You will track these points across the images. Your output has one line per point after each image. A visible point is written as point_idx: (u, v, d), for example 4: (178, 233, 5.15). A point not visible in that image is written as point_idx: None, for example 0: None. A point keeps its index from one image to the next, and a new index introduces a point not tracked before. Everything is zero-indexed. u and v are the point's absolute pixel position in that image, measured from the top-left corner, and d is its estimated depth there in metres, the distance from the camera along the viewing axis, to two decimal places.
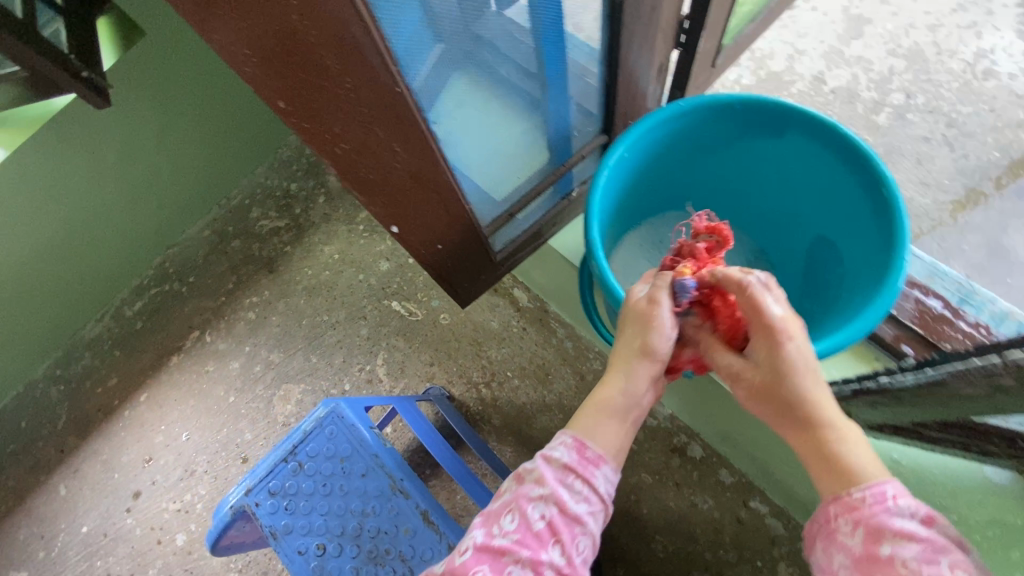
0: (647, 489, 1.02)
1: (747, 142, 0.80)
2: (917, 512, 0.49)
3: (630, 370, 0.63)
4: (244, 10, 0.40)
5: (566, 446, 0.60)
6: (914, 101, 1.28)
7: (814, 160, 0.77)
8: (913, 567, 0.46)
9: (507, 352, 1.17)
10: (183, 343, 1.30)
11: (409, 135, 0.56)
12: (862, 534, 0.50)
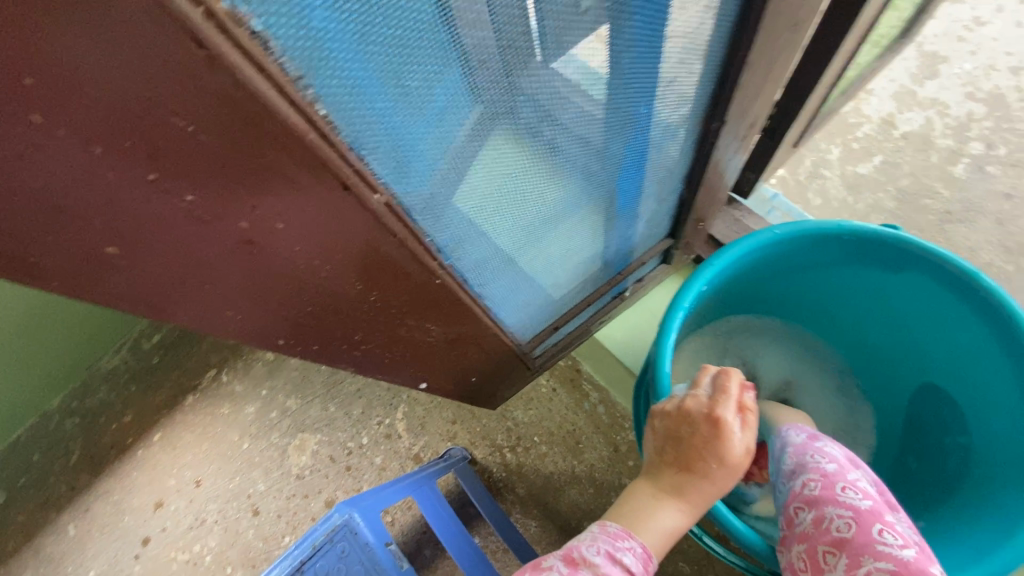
0: None
1: (857, 269, 0.78)
2: (804, 437, 0.66)
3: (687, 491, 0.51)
4: (238, 266, 0.35)
5: (635, 555, 0.48)
6: (997, 152, 1.15)
7: (939, 305, 0.73)
8: (787, 457, 0.64)
9: (535, 415, 1.09)
10: (199, 381, 1.26)
11: (439, 310, 0.51)
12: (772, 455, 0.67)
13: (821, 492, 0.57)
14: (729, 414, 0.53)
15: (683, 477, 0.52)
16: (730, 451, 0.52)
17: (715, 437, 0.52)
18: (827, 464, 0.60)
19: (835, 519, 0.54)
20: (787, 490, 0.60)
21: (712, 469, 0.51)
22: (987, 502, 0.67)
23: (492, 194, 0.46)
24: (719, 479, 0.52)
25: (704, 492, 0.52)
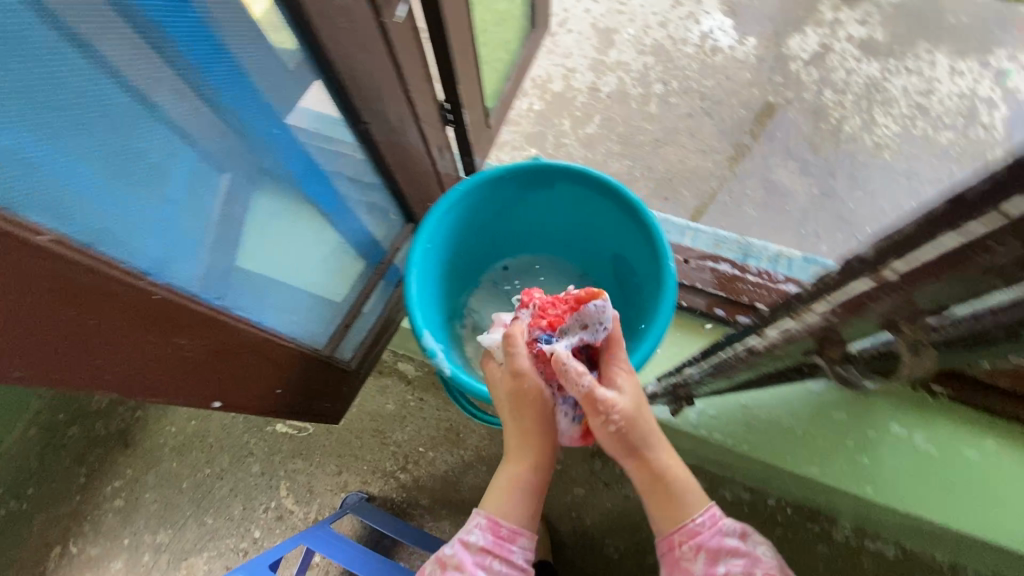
0: (583, 502, 1.08)
1: (528, 197, 0.92)
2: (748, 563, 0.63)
3: (525, 450, 0.70)
4: None
5: (481, 529, 0.68)
6: (672, 87, 1.51)
7: (584, 200, 0.91)
8: None
9: (412, 428, 1.15)
10: (43, 568, 1.10)
11: (179, 325, 0.58)
12: (703, 562, 0.63)
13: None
14: (518, 372, 0.69)
15: (517, 438, 0.70)
16: (532, 399, 0.69)
17: (516, 394, 0.70)
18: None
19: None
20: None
21: (530, 422, 0.69)
22: (648, 310, 0.83)
23: (178, 218, 0.56)
24: (539, 428, 0.70)
25: (539, 445, 0.70)
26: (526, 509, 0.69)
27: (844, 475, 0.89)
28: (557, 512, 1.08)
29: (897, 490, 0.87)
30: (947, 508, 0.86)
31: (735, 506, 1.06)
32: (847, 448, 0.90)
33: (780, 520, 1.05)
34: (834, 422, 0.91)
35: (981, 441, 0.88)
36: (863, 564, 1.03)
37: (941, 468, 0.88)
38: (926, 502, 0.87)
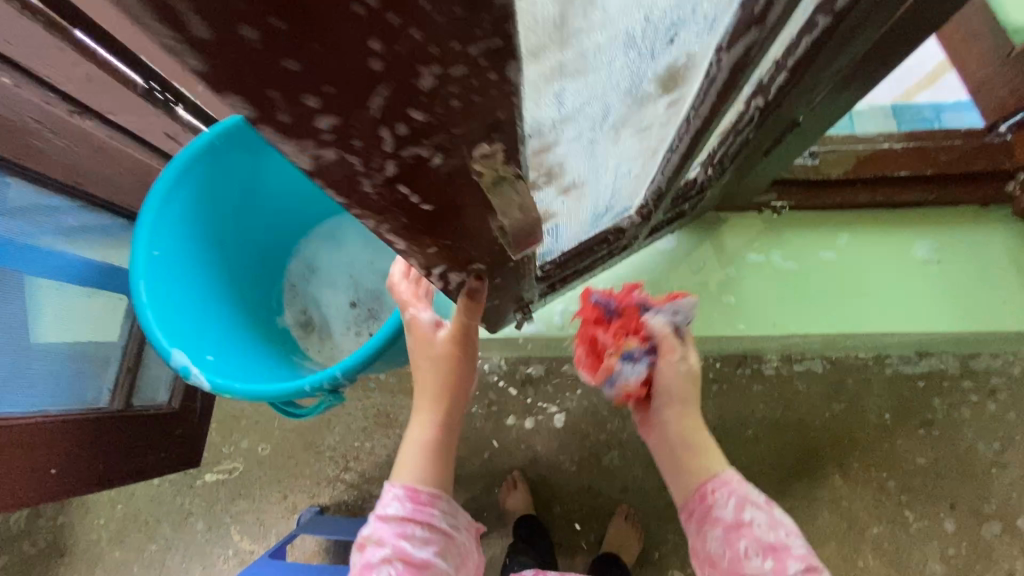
0: (529, 432, 1.08)
1: (269, 158, 0.83)
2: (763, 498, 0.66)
3: (452, 404, 0.67)
4: None
5: (399, 498, 0.63)
6: None
7: None
8: (763, 530, 0.62)
9: (340, 428, 1.11)
10: None
11: None
12: (731, 506, 0.64)
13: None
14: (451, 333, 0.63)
15: (447, 400, 0.66)
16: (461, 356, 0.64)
17: (444, 359, 0.64)
18: (804, 549, 0.62)
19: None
20: (768, 572, 0.60)
21: (452, 381, 0.65)
22: None
23: None
24: (464, 381, 0.66)
25: (450, 401, 0.66)
26: (449, 458, 0.67)
27: (723, 319, 0.92)
28: (506, 451, 1.08)
29: (764, 314, 0.92)
30: (816, 317, 0.91)
31: None
32: (718, 290, 0.94)
33: (713, 377, 1.07)
34: (693, 271, 0.95)
35: (827, 247, 0.94)
36: (799, 387, 1.06)
37: (804, 278, 0.93)
38: (800, 314, 0.91)
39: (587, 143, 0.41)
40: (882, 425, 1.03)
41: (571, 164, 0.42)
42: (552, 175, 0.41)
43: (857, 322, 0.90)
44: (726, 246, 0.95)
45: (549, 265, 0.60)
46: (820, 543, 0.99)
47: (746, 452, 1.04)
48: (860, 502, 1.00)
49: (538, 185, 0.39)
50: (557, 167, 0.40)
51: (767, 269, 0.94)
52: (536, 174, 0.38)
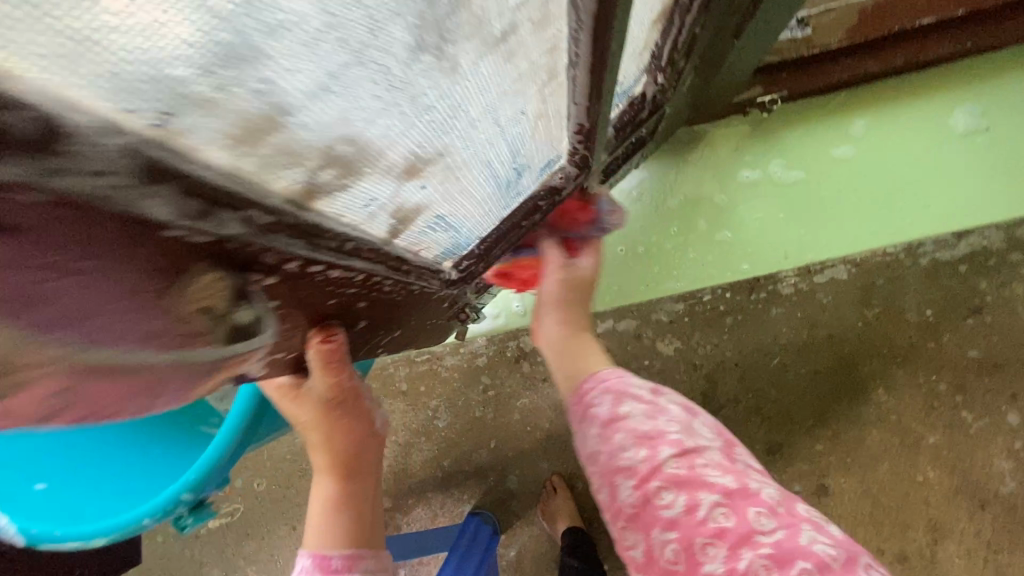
0: (533, 411, 0.98)
1: None
2: (648, 385, 0.53)
3: (353, 462, 0.51)
4: None
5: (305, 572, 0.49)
6: None
7: None
8: (641, 419, 0.51)
9: None
10: None
11: None
12: (609, 401, 0.53)
13: (735, 460, 0.50)
14: (315, 394, 0.47)
15: (345, 458, 0.51)
16: (343, 410, 0.49)
17: (321, 419, 0.49)
18: (683, 433, 0.50)
19: (709, 461, 0.48)
20: (643, 462, 0.49)
21: (347, 433, 0.50)
22: None
23: None
24: (361, 432, 0.51)
25: (352, 452, 0.51)
26: (372, 512, 0.53)
27: (708, 242, 0.93)
28: (513, 435, 0.98)
29: (752, 244, 0.93)
30: (808, 237, 0.92)
31: (676, 324, 0.95)
32: (701, 211, 0.93)
33: (724, 309, 0.95)
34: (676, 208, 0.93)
35: (821, 141, 0.91)
36: (823, 300, 0.93)
37: (803, 190, 0.91)
38: (795, 233, 0.92)
39: (433, 110, 0.27)
40: (924, 323, 0.91)
41: (419, 140, 0.29)
42: (384, 163, 0.28)
43: (856, 238, 0.91)
44: (713, 173, 0.92)
45: (460, 267, 0.48)
46: (872, 465, 0.90)
47: (774, 383, 0.93)
48: (911, 413, 0.90)
49: (344, 188, 0.27)
50: (387, 152, 0.28)
51: (761, 187, 0.92)
52: (334, 170, 0.26)
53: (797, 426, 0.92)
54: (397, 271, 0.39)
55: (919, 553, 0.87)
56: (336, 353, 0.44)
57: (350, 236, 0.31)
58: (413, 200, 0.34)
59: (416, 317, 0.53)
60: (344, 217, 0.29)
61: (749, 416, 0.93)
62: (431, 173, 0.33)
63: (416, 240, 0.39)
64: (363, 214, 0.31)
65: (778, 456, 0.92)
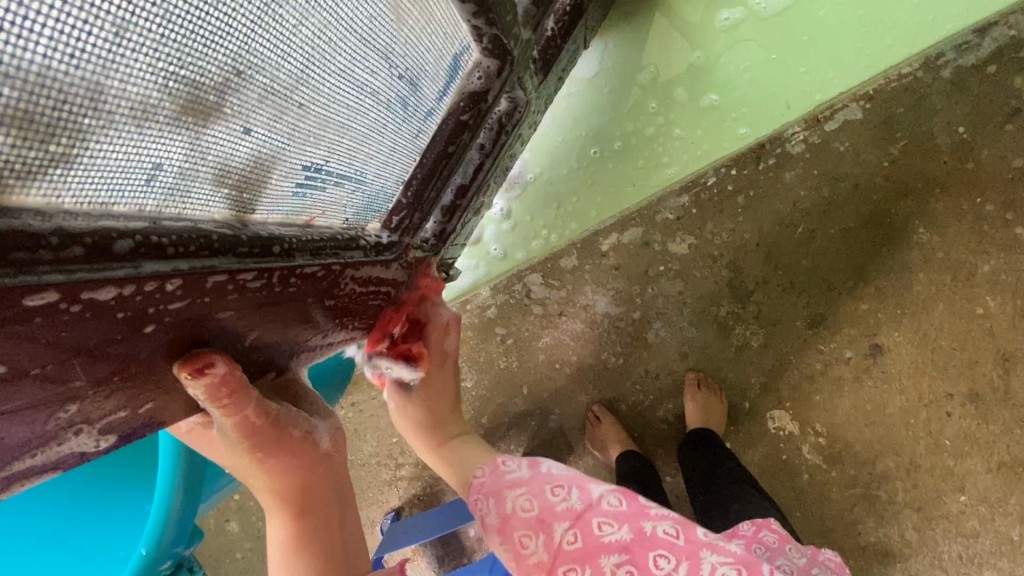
0: (557, 348, 0.93)
1: None
2: (524, 465, 0.54)
3: (299, 495, 0.43)
4: None
5: None
6: None
7: None
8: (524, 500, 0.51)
9: (371, 432, 1.01)
10: None
11: None
12: (491, 506, 0.52)
13: (628, 505, 0.49)
14: (225, 436, 0.39)
15: (290, 495, 0.43)
16: (269, 448, 0.40)
17: (244, 462, 0.40)
18: (569, 500, 0.49)
19: (601, 523, 0.48)
20: (539, 557, 0.48)
21: (281, 470, 0.41)
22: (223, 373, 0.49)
23: None
24: (299, 463, 0.42)
25: (294, 485, 0.43)
26: (338, 546, 0.45)
27: (693, 110, 0.84)
28: (544, 376, 0.95)
29: (747, 102, 0.82)
30: (810, 77, 0.81)
31: (684, 219, 0.87)
32: (674, 76, 0.82)
33: (733, 189, 0.86)
34: (644, 85, 0.83)
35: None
36: (840, 148, 0.83)
37: (792, 18, 0.78)
38: (795, 74, 0.81)
39: (133, 7, 0.20)
40: (959, 143, 0.81)
41: (148, 66, 0.22)
42: (109, 110, 0.21)
43: (860, 66, 0.81)
44: (675, 32, 0.81)
45: (390, 224, 0.48)
46: (928, 310, 0.83)
47: (805, 253, 0.85)
48: (960, 245, 0.82)
49: (62, 160, 0.21)
50: (97, 90, 0.21)
51: (743, 28, 0.79)
52: (18, 137, 0.19)
53: (836, 291, 0.85)
54: (268, 256, 0.32)
55: (994, 387, 0.81)
56: (214, 390, 0.33)
57: (132, 224, 0.25)
58: (236, 154, 0.28)
59: (355, 294, 0.45)
60: (101, 199, 0.23)
61: (784, 294, 0.86)
62: (238, 107, 0.27)
63: (288, 206, 0.35)
64: (137, 187, 0.25)
65: (823, 327, 0.85)
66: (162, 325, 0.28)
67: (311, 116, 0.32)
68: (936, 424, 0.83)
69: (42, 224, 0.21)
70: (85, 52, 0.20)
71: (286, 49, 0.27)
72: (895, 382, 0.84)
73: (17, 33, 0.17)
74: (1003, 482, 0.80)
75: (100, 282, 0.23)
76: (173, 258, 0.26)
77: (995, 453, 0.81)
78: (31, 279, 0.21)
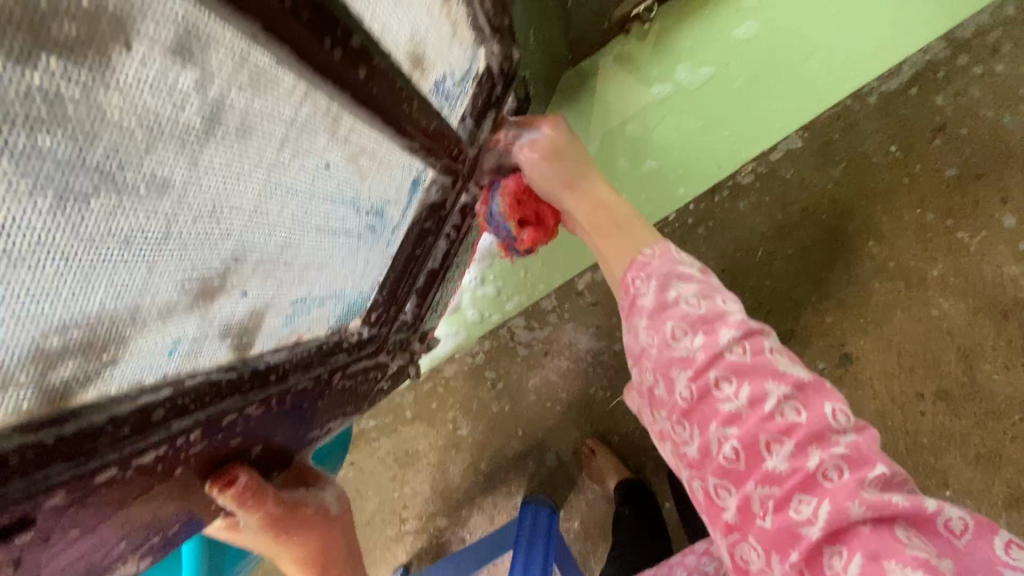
0: (547, 387, 0.97)
1: None
2: (696, 267, 0.50)
3: (320, 562, 0.49)
4: None
5: None
6: None
7: None
8: (693, 304, 0.47)
9: (372, 489, 1.02)
10: None
11: None
12: (654, 289, 0.49)
13: (794, 355, 0.46)
14: (253, 530, 0.42)
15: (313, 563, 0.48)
16: (293, 529, 0.45)
17: (269, 544, 0.44)
18: (742, 316, 0.46)
19: (773, 350, 0.45)
20: (699, 351, 0.44)
21: (303, 542, 0.46)
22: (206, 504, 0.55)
23: None
24: (318, 533, 0.48)
25: (317, 551, 0.48)
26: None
27: (635, 177, 0.85)
28: (537, 416, 0.97)
29: (682, 166, 0.86)
30: (739, 140, 0.86)
31: None
32: (614, 148, 0.81)
33: (694, 222, 0.92)
34: (585, 160, 0.82)
35: (712, 24, 0.74)
36: (787, 175, 0.89)
37: (722, 80, 0.78)
38: (724, 139, 0.84)
39: (160, 248, 0.24)
40: (893, 160, 0.88)
41: (174, 279, 0.25)
42: (142, 319, 0.25)
43: (779, 126, 0.86)
44: (621, 85, 0.75)
45: (369, 320, 0.50)
46: (887, 316, 0.88)
47: (768, 275, 0.90)
48: (908, 253, 0.87)
49: (107, 365, 0.24)
50: (134, 311, 0.24)
51: (678, 99, 0.78)
52: (76, 360, 0.23)
53: (802, 307, 0.90)
54: (269, 384, 0.36)
55: (960, 384, 0.86)
56: (249, 494, 0.38)
57: (161, 394, 0.28)
58: (238, 313, 0.31)
59: (339, 394, 0.48)
60: (137, 379, 0.27)
61: (754, 315, 0.91)
62: (240, 280, 0.30)
63: (281, 334, 0.37)
64: (163, 363, 0.28)
65: (794, 342, 0.90)
66: (188, 464, 0.33)
67: (298, 262, 0.35)
68: (913, 424, 0.86)
69: (101, 416, 0.25)
70: (127, 287, 0.23)
71: (278, 224, 0.31)
72: (868, 388, 0.88)
73: (75, 292, 0.21)
74: (982, 473, 0.84)
75: (142, 448, 0.28)
76: (194, 411, 0.31)
77: (971, 446, 0.85)
78: (90, 462, 0.26)
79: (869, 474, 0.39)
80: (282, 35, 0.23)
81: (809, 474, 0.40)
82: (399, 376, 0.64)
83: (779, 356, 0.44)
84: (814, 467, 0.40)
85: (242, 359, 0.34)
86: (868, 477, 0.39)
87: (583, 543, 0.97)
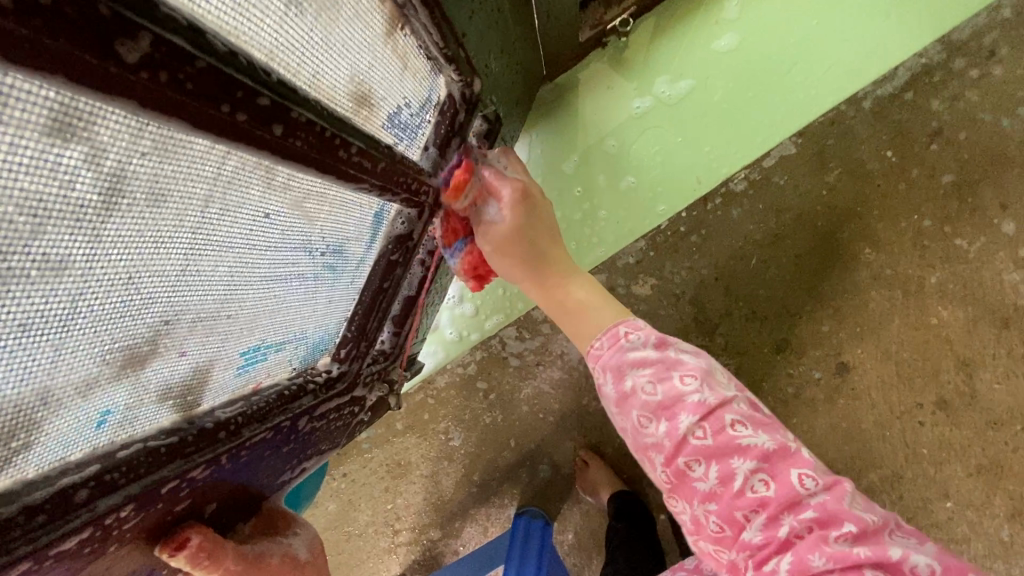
0: (539, 398, 0.96)
1: None
2: (652, 341, 0.51)
3: None
4: None
5: None
6: None
7: None
8: (649, 389, 0.48)
9: (365, 500, 1.01)
10: None
11: None
12: (611, 378, 0.50)
13: (756, 415, 0.48)
14: None
15: None
16: None
17: None
18: (700, 391, 0.47)
19: (734, 424, 0.46)
20: (665, 438, 0.47)
21: None
22: None
23: None
24: None
25: None
26: None
27: (614, 195, 0.89)
28: (529, 428, 0.96)
29: (659, 182, 0.88)
30: (718, 155, 0.87)
31: (644, 262, 0.91)
32: (593, 164, 0.88)
33: (686, 230, 0.90)
34: (568, 174, 0.88)
35: (683, 51, 0.85)
36: (781, 182, 0.88)
37: (694, 101, 0.86)
38: (700, 154, 0.87)
39: (65, 331, 0.25)
40: (889, 166, 0.86)
41: (88, 355, 0.27)
42: (58, 398, 0.27)
43: (760, 141, 0.87)
44: (596, 120, 0.87)
45: (339, 356, 0.53)
46: (885, 325, 0.86)
47: (762, 283, 0.89)
48: (905, 260, 0.86)
49: (25, 445, 0.27)
50: (45, 391, 0.26)
51: (650, 119, 0.86)
52: None
53: (796, 316, 0.88)
54: (218, 440, 0.38)
55: (959, 393, 0.84)
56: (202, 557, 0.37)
57: (86, 471, 0.30)
58: (174, 373, 0.33)
59: (308, 433, 0.50)
60: (60, 456, 0.29)
61: (748, 324, 0.89)
62: (170, 342, 0.32)
63: (230, 386, 0.40)
64: (89, 435, 0.30)
65: (790, 351, 0.89)
66: (132, 532, 0.34)
67: (241, 318, 0.37)
68: (911, 434, 0.85)
69: (11, 506, 0.27)
70: (32, 371, 0.25)
71: (209, 288, 0.32)
72: (866, 398, 0.86)
73: None
74: (983, 484, 0.83)
75: (61, 537, 0.29)
76: (125, 486, 0.32)
77: (971, 456, 0.83)
78: (2, 557, 0.27)
79: (835, 533, 0.43)
80: (173, 107, 0.24)
81: (783, 540, 0.43)
82: (380, 407, 0.64)
83: (737, 429, 0.46)
84: (785, 535, 0.43)
85: (187, 416, 0.37)
86: (836, 535, 0.43)
87: (577, 555, 0.96)
